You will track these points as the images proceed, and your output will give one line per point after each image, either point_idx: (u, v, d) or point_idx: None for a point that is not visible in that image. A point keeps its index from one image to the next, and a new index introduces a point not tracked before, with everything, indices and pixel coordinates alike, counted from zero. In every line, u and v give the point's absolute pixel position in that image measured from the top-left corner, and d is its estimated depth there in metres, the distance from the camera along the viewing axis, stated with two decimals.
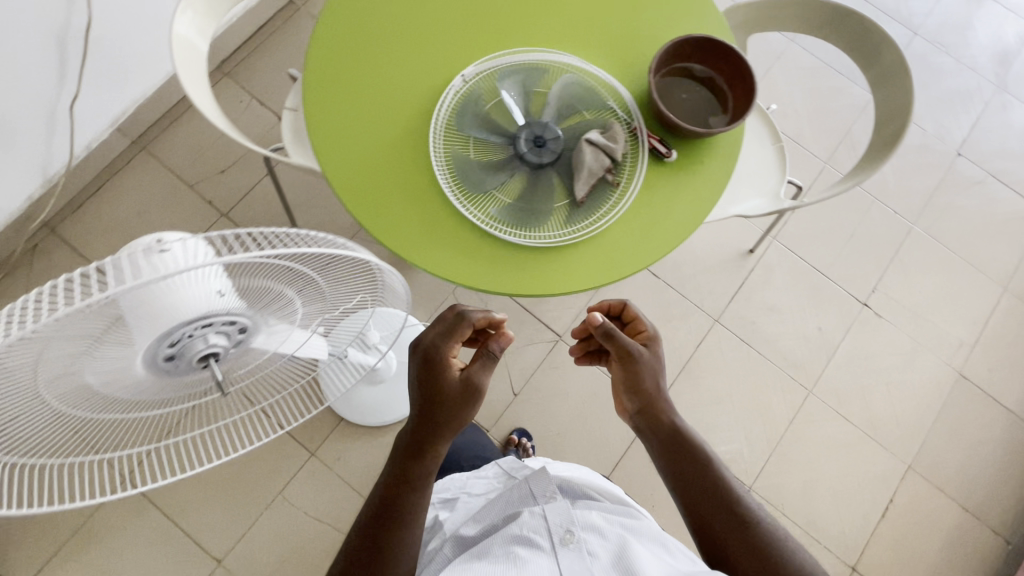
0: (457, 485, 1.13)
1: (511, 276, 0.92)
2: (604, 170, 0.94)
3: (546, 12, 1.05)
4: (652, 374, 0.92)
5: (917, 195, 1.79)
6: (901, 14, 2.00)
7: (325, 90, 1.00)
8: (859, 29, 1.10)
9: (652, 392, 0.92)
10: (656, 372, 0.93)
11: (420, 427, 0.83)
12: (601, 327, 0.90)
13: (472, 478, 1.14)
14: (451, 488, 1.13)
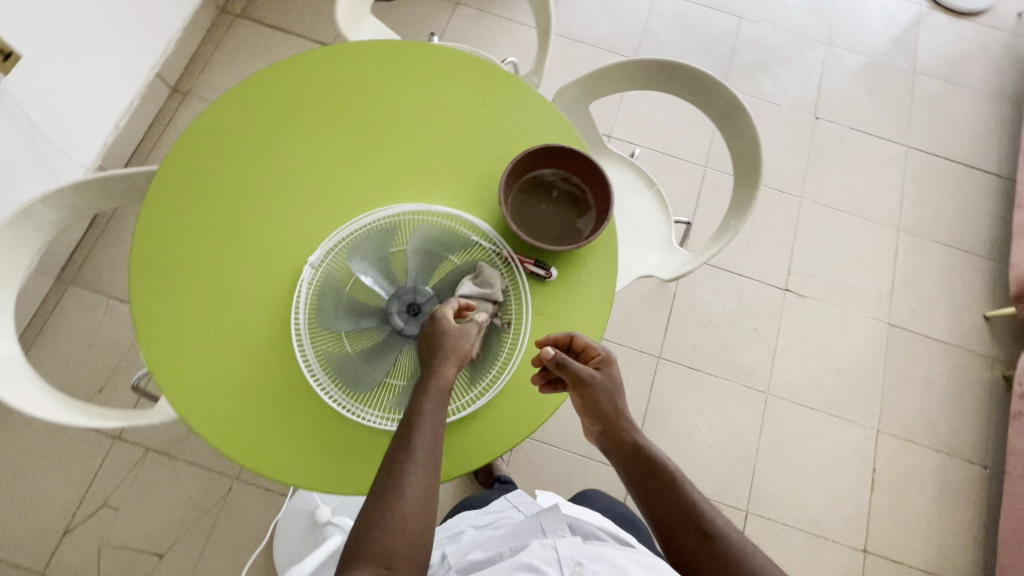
0: (466, 520, 1.07)
1: None
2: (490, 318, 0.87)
3: (378, 166, 0.99)
4: (610, 395, 0.87)
5: (795, 169, 1.86)
6: (722, 3, 2.08)
7: (164, 334, 0.88)
8: (687, 76, 1.09)
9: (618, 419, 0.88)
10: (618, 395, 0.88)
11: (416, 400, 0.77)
12: (552, 359, 0.84)
13: (482, 513, 1.08)
14: (460, 524, 1.07)
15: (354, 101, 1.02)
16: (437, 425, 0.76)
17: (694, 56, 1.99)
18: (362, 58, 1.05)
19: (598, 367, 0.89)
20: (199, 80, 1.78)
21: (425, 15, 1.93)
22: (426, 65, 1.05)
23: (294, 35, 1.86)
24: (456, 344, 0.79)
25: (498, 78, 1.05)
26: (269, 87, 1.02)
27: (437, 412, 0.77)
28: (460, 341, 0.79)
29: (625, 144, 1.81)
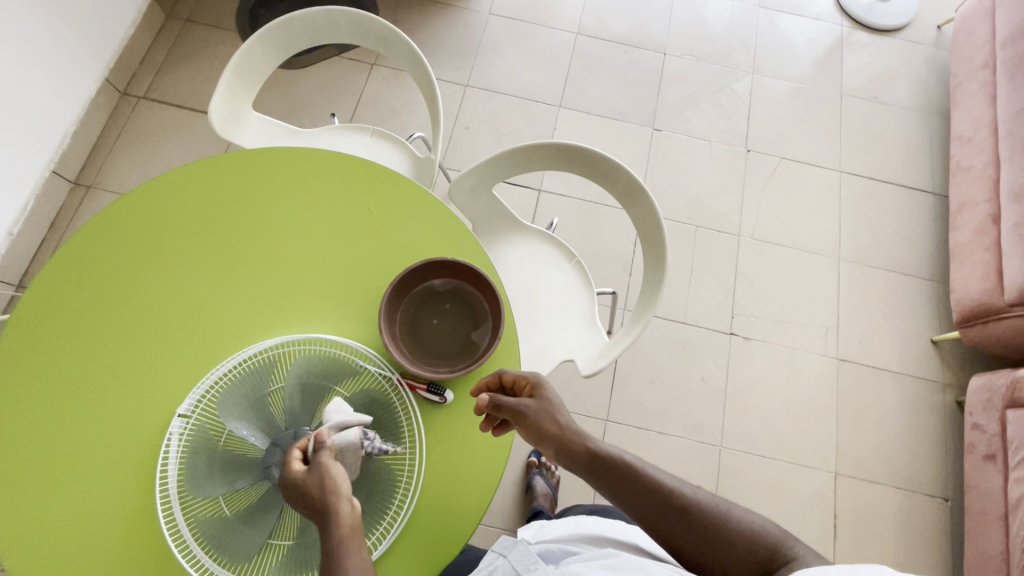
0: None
1: None
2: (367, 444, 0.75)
3: (256, 292, 0.91)
4: (550, 417, 0.85)
5: (730, 206, 1.83)
6: (645, 40, 2.06)
7: (14, 518, 0.78)
8: (586, 157, 1.05)
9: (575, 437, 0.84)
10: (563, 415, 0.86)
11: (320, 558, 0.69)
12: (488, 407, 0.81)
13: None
14: None
15: (229, 220, 0.94)
16: (364, 568, 0.69)
17: (621, 97, 1.95)
18: (235, 171, 0.97)
19: (531, 395, 0.86)
20: (103, 171, 1.69)
21: (340, 79, 1.86)
22: (306, 174, 0.98)
23: (202, 113, 1.78)
24: (336, 477, 0.70)
25: (383, 178, 0.99)
26: (132, 213, 0.93)
27: (356, 554, 0.69)
28: (337, 477, 0.70)
29: (555, 198, 1.76)
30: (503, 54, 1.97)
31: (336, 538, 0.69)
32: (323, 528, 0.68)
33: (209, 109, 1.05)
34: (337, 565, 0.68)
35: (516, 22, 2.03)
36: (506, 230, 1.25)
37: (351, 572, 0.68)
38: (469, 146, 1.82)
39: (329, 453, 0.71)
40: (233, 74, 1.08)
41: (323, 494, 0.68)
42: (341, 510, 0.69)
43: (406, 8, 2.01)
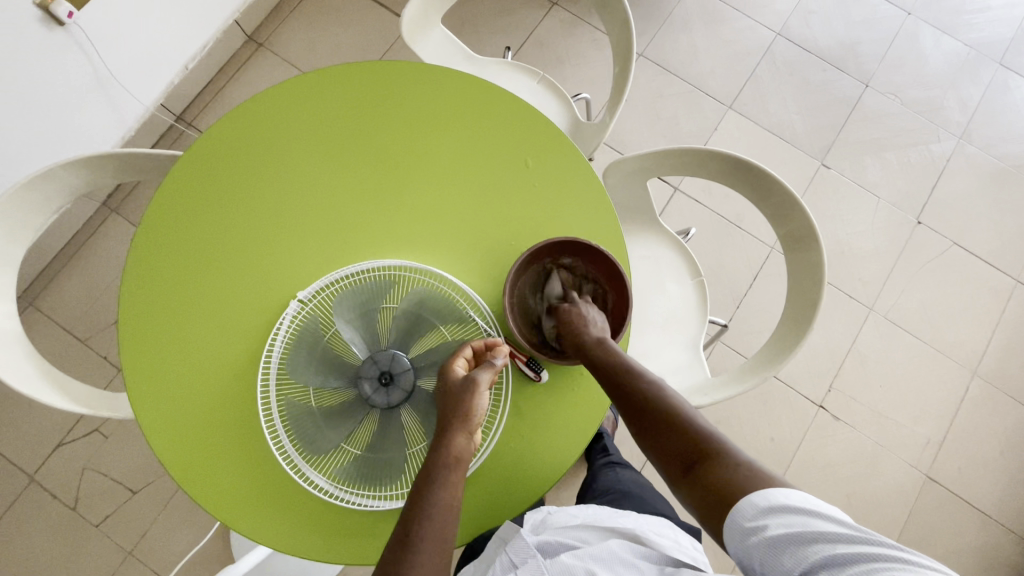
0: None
1: (371, 541, 0.84)
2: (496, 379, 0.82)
3: (399, 208, 0.91)
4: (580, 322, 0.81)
5: (874, 276, 1.64)
6: (850, 63, 1.82)
7: (145, 343, 0.86)
8: (765, 183, 0.95)
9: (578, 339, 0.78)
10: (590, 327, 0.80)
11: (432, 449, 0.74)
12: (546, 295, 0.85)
13: None
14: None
15: (394, 128, 0.94)
16: (451, 504, 0.71)
17: (799, 119, 1.76)
18: (413, 82, 0.96)
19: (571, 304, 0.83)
20: (275, 33, 1.74)
21: (517, 9, 1.78)
22: (479, 105, 0.95)
23: (378, 5, 1.78)
24: (476, 406, 0.75)
25: (550, 135, 0.95)
26: (310, 95, 0.94)
27: (451, 485, 0.72)
28: (480, 402, 0.75)
29: (690, 202, 1.64)
30: (689, 31, 1.81)
31: (445, 458, 0.73)
32: (442, 441, 0.74)
33: (403, 10, 1.05)
34: (433, 483, 0.71)
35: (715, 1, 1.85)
36: (640, 224, 1.18)
37: (440, 500, 0.71)
38: (621, 119, 1.72)
39: (488, 380, 0.76)
40: None
41: (460, 412, 0.74)
42: (463, 436, 0.74)
43: None
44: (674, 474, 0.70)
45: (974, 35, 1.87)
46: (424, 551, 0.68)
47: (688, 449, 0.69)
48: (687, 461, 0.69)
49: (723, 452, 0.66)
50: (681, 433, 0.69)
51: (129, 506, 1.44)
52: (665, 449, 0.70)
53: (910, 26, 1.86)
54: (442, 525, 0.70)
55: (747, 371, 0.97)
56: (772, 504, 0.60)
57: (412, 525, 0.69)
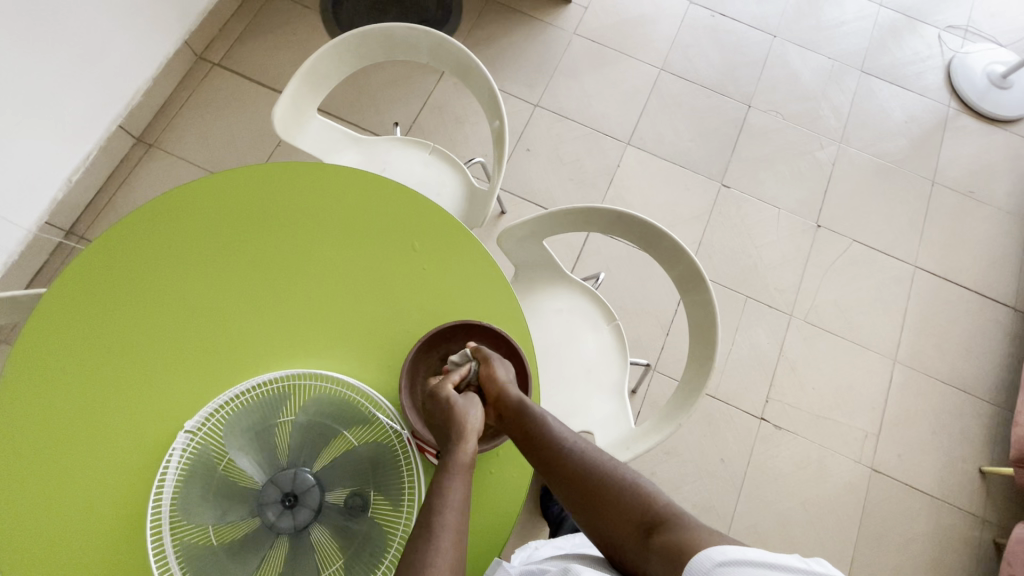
0: None
1: None
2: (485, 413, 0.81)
3: (289, 313, 0.89)
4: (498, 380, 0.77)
5: (787, 282, 1.72)
6: (730, 87, 1.95)
7: (14, 507, 0.78)
8: (649, 231, 0.99)
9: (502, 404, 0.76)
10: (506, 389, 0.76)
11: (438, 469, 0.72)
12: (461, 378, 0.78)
13: None
14: None
15: (274, 231, 0.93)
16: (462, 506, 0.69)
17: (693, 145, 1.85)
18: (288, 181, 0.96)
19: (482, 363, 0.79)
20: (166, 132, 1.70)
21: (411, 78, 1.82)
22: (357, 195, 0.96)
23: (271, 90, 1.77)
24: (473, 415, 0.75)
25: (433, 217, 0.96)
26: (180, 210, 0.92)
27: (460, 489, 0.70)
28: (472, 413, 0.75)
29: (604, 240, 1.68)
30: (579, 78, 1.90)
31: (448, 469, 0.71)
32: (448, 448, 0.72)
33: (273, 108, 1.04)
34: (442, 487, 0.69)
35: (598, 46, 1.95)
36: (546, 279, 1.20)
37: (450, 500, 0.69)
38: (528, 169, 1.77)
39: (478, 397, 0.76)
40: (302, 80, 1.07)
41: (460, 418, 0.74)
42: (468, 442, 0.73)
43: (490, 14, 1.95)
44: (629, 546, 0.69)
45: (835, 48, 2.04)
46: (440, 552, 0.64)
47: (640, 518, 0.69)
48: (642, 526, 0.68)
49: (673, 514, 0.67)
50: (631, 503, 0.70)
51: None
52: (617, 523, 0.70)
53: (777, 48, 2.02)
54: (457, 528, 0.67)
55: (669, 415, 0.98)
56: (724, 557, 0.57)
57: (426, 528, 0.66)
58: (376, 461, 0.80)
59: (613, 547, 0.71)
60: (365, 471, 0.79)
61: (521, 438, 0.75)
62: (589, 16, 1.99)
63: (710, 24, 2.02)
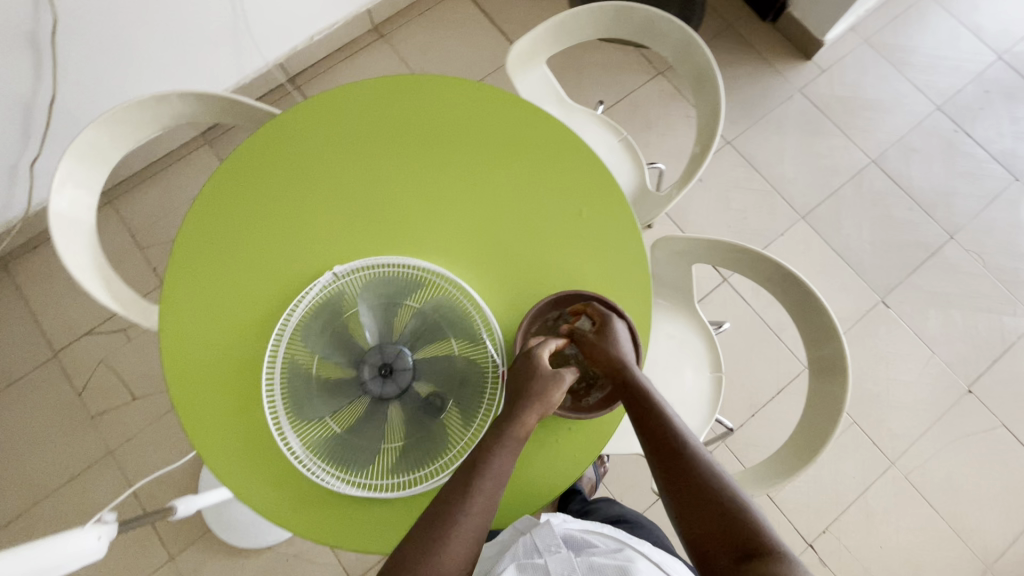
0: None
1: (328, 527, 0.85)
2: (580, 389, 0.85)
3: (453, 220, 0.95)
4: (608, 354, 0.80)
5: (904, 430, 1.56)
6: (939, 210, 1.77)
7: (187, 270, 0.93)
8: (810, 302, 0.95)
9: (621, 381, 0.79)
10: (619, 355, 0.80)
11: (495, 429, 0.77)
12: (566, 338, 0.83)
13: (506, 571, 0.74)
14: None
15: (472, 146, 0.99)
16: (503, 473, 0.76)
17: (871, 249, 1.71)
18: (503, 109, 1.02)
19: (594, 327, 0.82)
20: (398, 30, 1.87)
21: (622, 69, 1.84)
22: (551, 145, 1.00)
23: (497, 30, 1.89)
24: (553, 397, 0.77)
25: (610, 197, 0.98)
26: (402, 96, 1.02)
27: (508, 458, 0.76)
28: (557, 392, 0.77)
29: (735, 296, 1.61)
30: (783, 134, 1.82)
31: (501, 438, 0.76)
32: (511, 417, 0.76)
33: (513, 44, 1.12)
34: (492, 453, 0.75)
35: (818, 112, 1.85)
36: (674, 301, 1.19)
37: (493, 469, 0.75)
38: (691, 197, 1.74)
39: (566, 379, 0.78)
40: (550, 28, 1.12)
41: (541, 397, 0.76)
42: (532, 418, 0.77)
43: (724, 40, 1.91)
44: (716, 563, 0.69)
45: None
46: (469, 509, 0.73)
47: (739, 540, 0.68)
48: (737, 550, 0.68)
49: (778, 552, 0.66)
50: (729, 522, 0.70)
51: (124, 408, 1.52)
52: (713, 538, 0.70)
53: (1013, 192, 1.80)
54: (489, 494, 0.74)
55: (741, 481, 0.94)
56: None
57: (467, 483, 0.74)
58: (466, 377, 0.85)
59: (696, 559, 0.71)
60: (454, 381, 0.85)
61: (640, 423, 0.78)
62: (822, 80, 1.89)
63: (948, 138, 1.84)
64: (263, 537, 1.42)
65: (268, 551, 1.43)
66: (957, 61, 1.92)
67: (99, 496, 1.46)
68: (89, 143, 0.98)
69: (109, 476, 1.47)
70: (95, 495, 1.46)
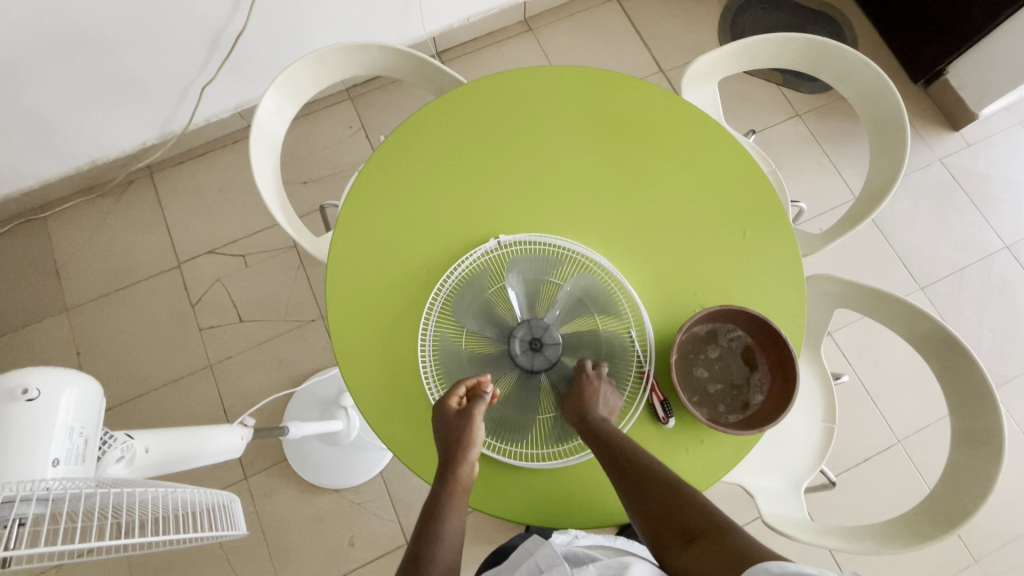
0: None
1: None
2: (714, 407, 0.85)
3: (615, 214, 0.97)
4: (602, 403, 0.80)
5: (993, 530, 1.47)
6: None
7: (361, 209, 0.98)
8: (968, 372, 0.92)
9: (591, 423, 0.78)
10: (597, 410, 0.80)
11: (437, 490, 0.76)
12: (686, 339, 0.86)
13: None
14: None
15: (645, 147, 1.01)
16: (459, 525, 0.74)
17: (989, 336, 1.64)
18: (678, 117, 1.03)
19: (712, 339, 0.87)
20: (547, 26, 1.92)
21: (760, 104, 1.83)
22: (722, 163, 1.00)
23: (642, 44, 1.91)
24: (474, 437, 0.77)
25: (774, 223, 0.98)
26: (582, 88, 1.05)
27: (460, 510, 0.75)
28: (479, 431, 0.77)
29: (837, 353, 1.57)
30: (915, 200, 1.76)
31: (445, 495, 0.75)
32: (445, 477, 0.76)
33: (696, 60, 1.14)
34: (439, 515, 0.73)
35: (955, 185, 1.78)
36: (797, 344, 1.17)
37: (449, 528, 0.73)
38: None
39: (480, 413, 0.78)
40: (736, 50, 1.13)
41: (462, 441, 0.77)
42: (464, 467, 0.77)
43: None
44: (670, 553, 0.68)
45: None
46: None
47: (685, 524, 0.69)
48: (684, 533, 0.68)
49: (721, 524, 0.66)
50: (675, 511, 0.70)
51: (230, 327, 1.61)
52: (661, 528, 0.70)
53: None
54: (450, 554, 0.72)
55: (861, 533, 0.91)
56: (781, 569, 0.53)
57: (423, 557, 0.71)
58: (614, 363, 0.87)
59: (657, 554, 0.70)
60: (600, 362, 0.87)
61: (604, 454, 0.76)
62: (966, 153, 1.82)
63: None
64: (333, 478, 1.48)
65: (333, 493, 1.48)
66: None
67: (192, 404, 1.54)
68: (294, 76, 1.05)
69: (205, 387, 1.56)
70: (190, 402, 1.54)
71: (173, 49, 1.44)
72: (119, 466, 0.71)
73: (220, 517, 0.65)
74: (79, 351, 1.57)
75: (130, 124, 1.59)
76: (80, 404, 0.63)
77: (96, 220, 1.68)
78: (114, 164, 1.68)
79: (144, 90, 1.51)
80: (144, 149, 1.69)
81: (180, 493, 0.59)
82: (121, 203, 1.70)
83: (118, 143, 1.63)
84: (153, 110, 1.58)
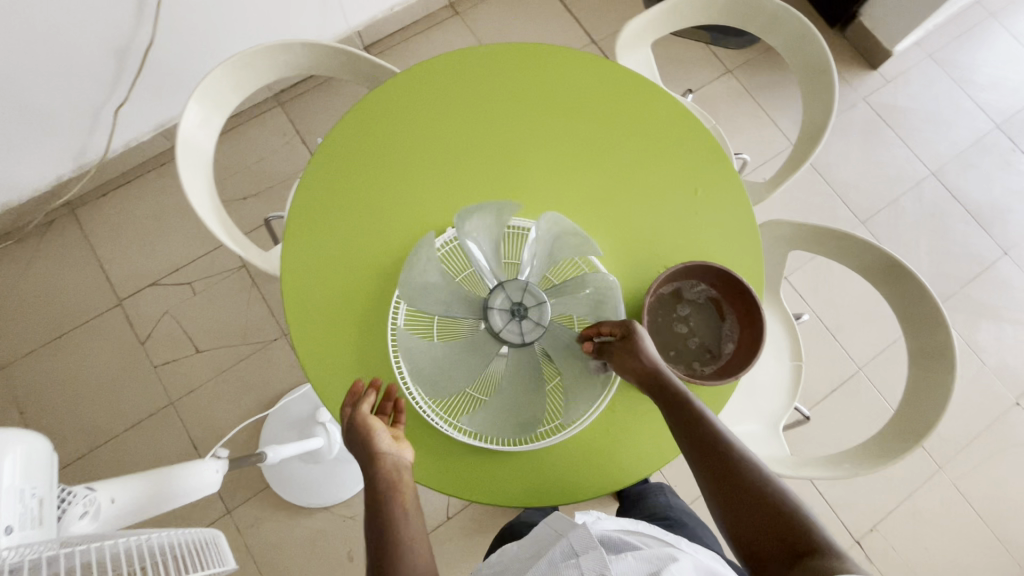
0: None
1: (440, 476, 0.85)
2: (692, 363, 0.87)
3: (570, 187, 0.97)
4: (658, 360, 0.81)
5: (952, 436, 1.58)
6: (994, 226, 1.80)
7: (311, 214, 0.93)
8: (916, 294, 0.97)
9: (661, 386, 0.80)
10: (655, 365, 0.80)
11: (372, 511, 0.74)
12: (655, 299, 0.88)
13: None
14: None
15: (590, 116, 1.01)
16: (413, 524, 0.73)
17: (927, 259, 1.75)
18: (620, 83, 1.03)
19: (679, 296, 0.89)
20: (474, 9, 1.89)
21: (692, 64, 1.87)
22: (666, 125, 1.01)
23: (570, 16, 1.90)
24: (381, 439, 0.75)
25: (723, 176, 1.00)
26: (517, 65, 1.03)
27: (407, 513, 0.74)
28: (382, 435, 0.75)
29: (795, 295, 1.64)
30: (846, 141, 1.84)
31: (386, 507, 0.73)
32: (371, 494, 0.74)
33: (626, 25, 1.14)
34: (387, 528, 0.72)
35: (881, 122, 1.88)
36: None
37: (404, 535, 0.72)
38: None
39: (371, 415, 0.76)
40: (665, 10, 1.14)
41: (370, 452, 0.75)
42: (386, 474, 0.75)
43: None
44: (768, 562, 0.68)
45: None
46: None
47: (785, 537, 0.68)
48: (786, 546, 0.68)
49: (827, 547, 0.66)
50: (773, 520, 0.70)
51: (187, 360, 1.53)
52: (759, 534, 0.70)
53: None
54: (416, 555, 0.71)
55: (840, 459, 0.96)
56: None
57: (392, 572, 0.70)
58: (601, 298, 0.83)
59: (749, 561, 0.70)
60: (587, 303, 0.84)
61: (694, 439, 0.77)
62: (886, 90, 1.92)
63: (1006, 156, 1.88)
64: (322, 496, 1.44)
65: (324, 511, 1.45)
66: (1018, 83, 1.96)
67: (160, 446, 1.46)
68: (215, 84, 0.98)
69: (170, 426, 1.48)
70: (157, 444, 1.46)
71: (75, 71, 1.32)
72: (84, 523, 0.66)
73: (206, 554, 0.61)
74: (21, 410, 1.45)
75: (38, 158, 1.46)
76: (27, 463, 0.58)
77: (17, 268, 1.55)
78: (29, 204, 1.55)
79: (49, 120, 1.39)
80: (60, 184, 1.56)
81: (158, 539, 0.55)
82: (44, 245, 1.57)
83: (29, 182, 1.50)
84: (63, 140, 1.46)
